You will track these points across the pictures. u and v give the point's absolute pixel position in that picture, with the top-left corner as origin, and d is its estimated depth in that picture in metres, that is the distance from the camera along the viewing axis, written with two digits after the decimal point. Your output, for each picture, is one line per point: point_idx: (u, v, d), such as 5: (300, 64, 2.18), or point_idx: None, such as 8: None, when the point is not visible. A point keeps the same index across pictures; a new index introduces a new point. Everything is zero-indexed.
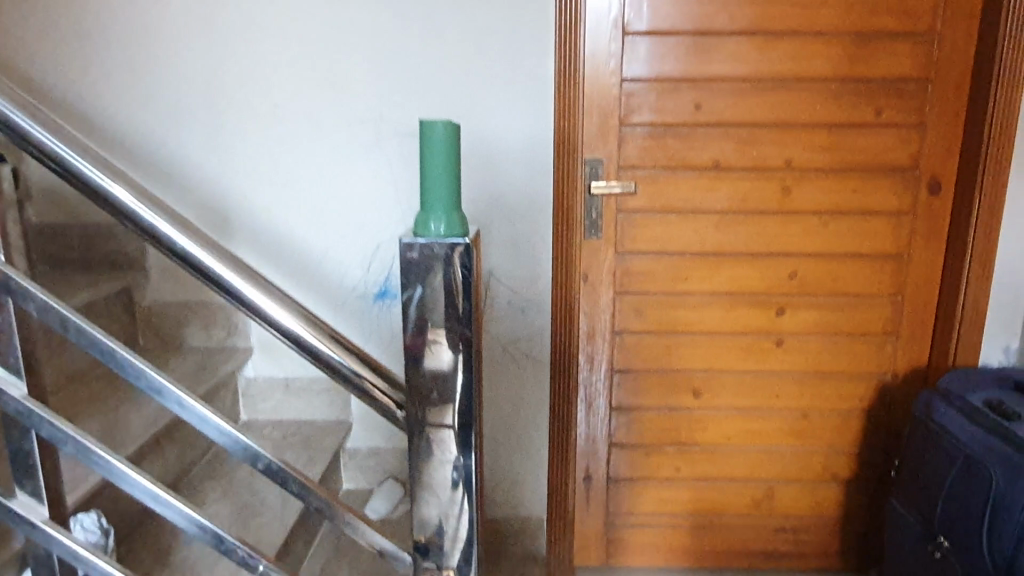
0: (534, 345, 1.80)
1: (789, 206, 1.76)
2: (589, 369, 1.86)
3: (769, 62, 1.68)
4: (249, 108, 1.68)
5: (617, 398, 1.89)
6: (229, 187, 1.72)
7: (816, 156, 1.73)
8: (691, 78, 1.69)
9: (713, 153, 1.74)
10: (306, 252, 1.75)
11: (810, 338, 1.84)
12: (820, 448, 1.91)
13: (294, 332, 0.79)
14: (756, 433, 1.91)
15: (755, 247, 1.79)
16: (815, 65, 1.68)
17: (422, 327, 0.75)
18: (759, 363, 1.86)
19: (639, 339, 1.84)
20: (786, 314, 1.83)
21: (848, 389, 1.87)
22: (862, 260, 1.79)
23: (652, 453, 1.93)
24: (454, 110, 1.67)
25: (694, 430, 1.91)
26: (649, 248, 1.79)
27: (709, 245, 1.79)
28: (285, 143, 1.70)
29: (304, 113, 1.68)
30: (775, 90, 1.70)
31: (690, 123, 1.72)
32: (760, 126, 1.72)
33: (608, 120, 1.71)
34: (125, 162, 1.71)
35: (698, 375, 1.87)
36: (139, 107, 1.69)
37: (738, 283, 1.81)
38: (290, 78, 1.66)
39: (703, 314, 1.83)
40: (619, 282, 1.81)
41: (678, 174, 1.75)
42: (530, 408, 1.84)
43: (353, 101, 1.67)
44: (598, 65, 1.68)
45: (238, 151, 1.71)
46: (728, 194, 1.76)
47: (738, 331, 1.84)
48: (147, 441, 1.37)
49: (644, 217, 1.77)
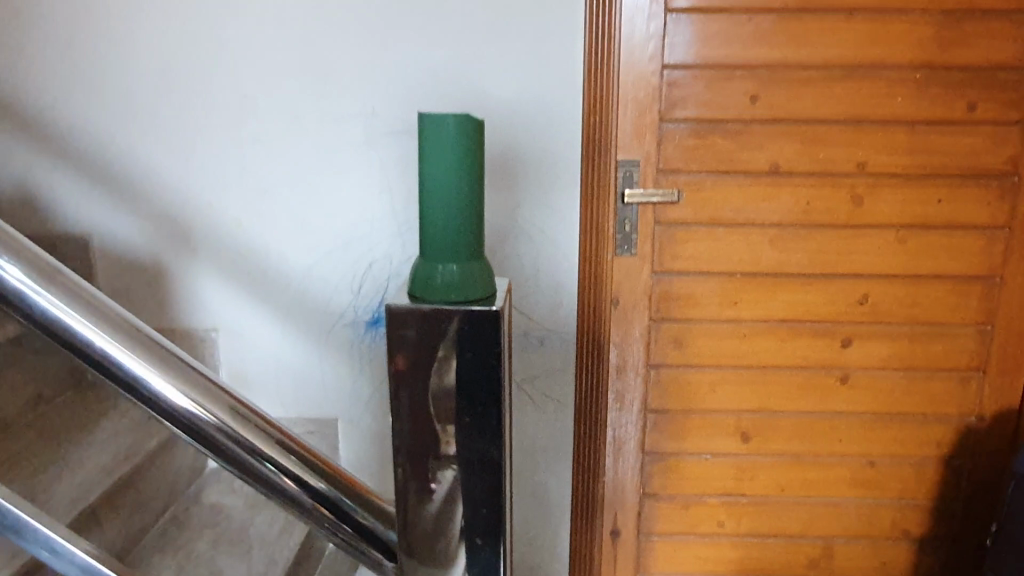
0: (554, 383, 1.50)
1: (860, 218, 1.48)
2: (619, 408, 1.58)
3: (842, 46, 1.39)
4: (216, 98, 1.40)
5: (652, 442, 1.61)
6: (193, 193, 1.44)
7: (895, 160, 1.45)
8: (746, 65, 1.41)
9: (771, 155, 1.45)
10: (285, 271, 1.47)
11: (880, 374, 1.56)
12: (889, 500, 1.63)
13: (185, 414, 0.43)
14: (814, 484, 1.62)
15: (818, 267, 1.50)
16: (897, 50, 1.39)
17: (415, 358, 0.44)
18: (819, 403, 1.58)
19: (678, 373, 1.57)
20: (854, 346, 1.54)
21: (924, 433, 1.59)
22: (946, 282, 1.51)
23: (692, 506, 1.65)
24: (461, 102, 1.38)
25: (741, 480, 1.63)
26: (693, 268, 1.51)
27: (764, 264, 1.50)
28: (258, 141, 1.42)
29: (281, 107, 1.40)
30: (848, 80, 1.41)
31: (744, 120, 1.43)
32: (828, 123, 1.44)
33: (646, 116, 1.43)
34: (70, 164, 1.44)
35: (747, 416, 1.59)
36: (84, 98, 1.41)
37: (798, 309, 1.53)
38: (264, 64, 1.38)
39: (756, 345, 1.55)
40: (656, 307, 1.53)
41: (729, 180, 1.46)
42: (549, 454, 1.54)
43: (340, 91, 1.39)
44: (633, 48, 1.40)
45: (203, 150, 1.42)
46: (788, 203, 1.47)
47: (797, 366, 1.56)
48: (70, 524, 1.08)
49: (687, 231, 1.49)
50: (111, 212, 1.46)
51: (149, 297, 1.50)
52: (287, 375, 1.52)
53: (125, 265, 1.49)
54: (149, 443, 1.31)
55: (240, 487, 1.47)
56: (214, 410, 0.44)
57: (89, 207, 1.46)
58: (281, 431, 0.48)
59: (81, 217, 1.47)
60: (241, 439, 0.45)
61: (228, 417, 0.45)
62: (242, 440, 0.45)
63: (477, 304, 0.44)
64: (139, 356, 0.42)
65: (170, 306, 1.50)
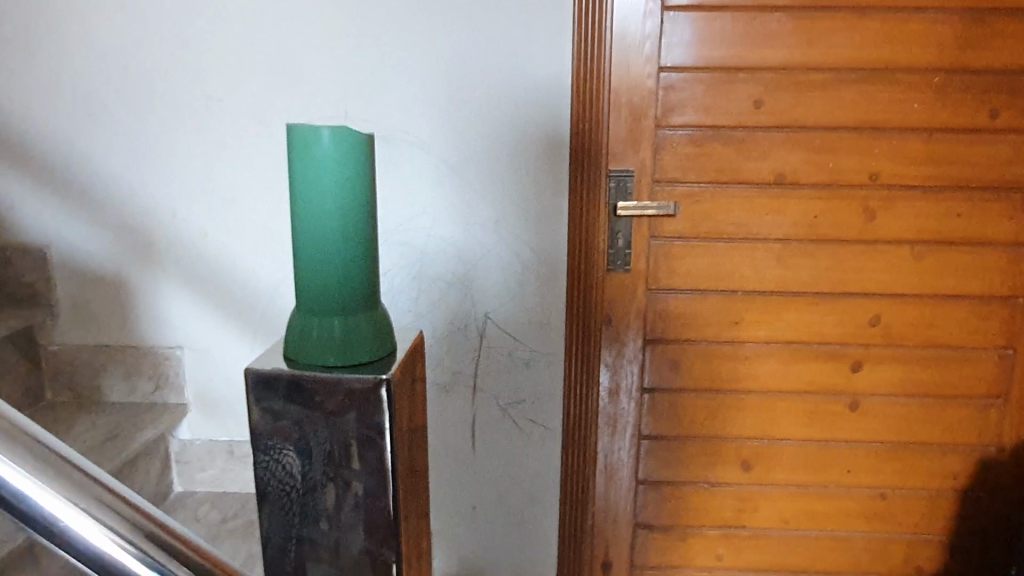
0: (541, 408, 1.40)
1: (872, 234, 1.37)
2: (612, 434, 1.48)
3: (853, 47, 1.28)
4: (176, 99, 1.29)
5: (646, 469, 1.50)
6: (154, 201, 1.34)
7: (910, 171, 1.34)
8: (749, 67, 1.30)
9: (775, 165, 1.34)
10: (254, 286, 1.37)
11: (893, 400, 1.45)
12: (901, 536, 1.52)
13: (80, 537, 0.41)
14: (820, 516, 1.52)
15: (826, 285, 1.39)
16: (913, 52, 1.28)
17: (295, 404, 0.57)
18: (826, 430, 1.47)
19: (675, 397, 1.46)
20: (864, 370, 1.43)
21: (940, 464, 1.47)
22: (964, 303, 1.40)
23: (689, 537, 1.54)
24: (443, 103, 1.27)
25: (741, 511, 1.52)
26: (690, 285, 1.40)
27: (767, 282, 1.40)
28: (223, 146, 1.31)
29: (246, 110, 1.29)
30: (859, 83, 1.30)
31: (747, 126, 1.33)
32: (837, 130, 1.33)
33: (641, 121, 1.32)
34: (23, 170, 1.34)
35: (749, 444, 1.49)
36: (36, 98, 1.31)
37: (803, 330, 1.42)
38: (228, 63, 1.27)
39: (758, 369, 1.44)
40: (651, 326, 1.42)
41: (730, 191, 1.36)
42: (536, 481, 1.44)
43: (310, 93, 1.28)
44: (628, 48, 1.29)
45: (163, 154, 1.32)
46: (794, 217, 1.37)
47: (802, 390, 1.45)
48: None
49: (685, 245, 1.39)
50: (67, 222, 1.36)
51: (108, 312, 1.40)
52: None
53: (83, 278, 1.38)
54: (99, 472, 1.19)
55: (203, 515, 1.37)
56: (124, 531, 0.43)
57: (42, 215, 1.36)
58: (188, 542, 0.47)
59: (34, 225, 1.36)
60: (123, 539, 0.42)
61: (106, 513, 0.42)
62: (128, 539, 0.43)
63: (359, 374, 0.57)
64: (42, 480, 0.40)
65: (132, 322, 1.40)
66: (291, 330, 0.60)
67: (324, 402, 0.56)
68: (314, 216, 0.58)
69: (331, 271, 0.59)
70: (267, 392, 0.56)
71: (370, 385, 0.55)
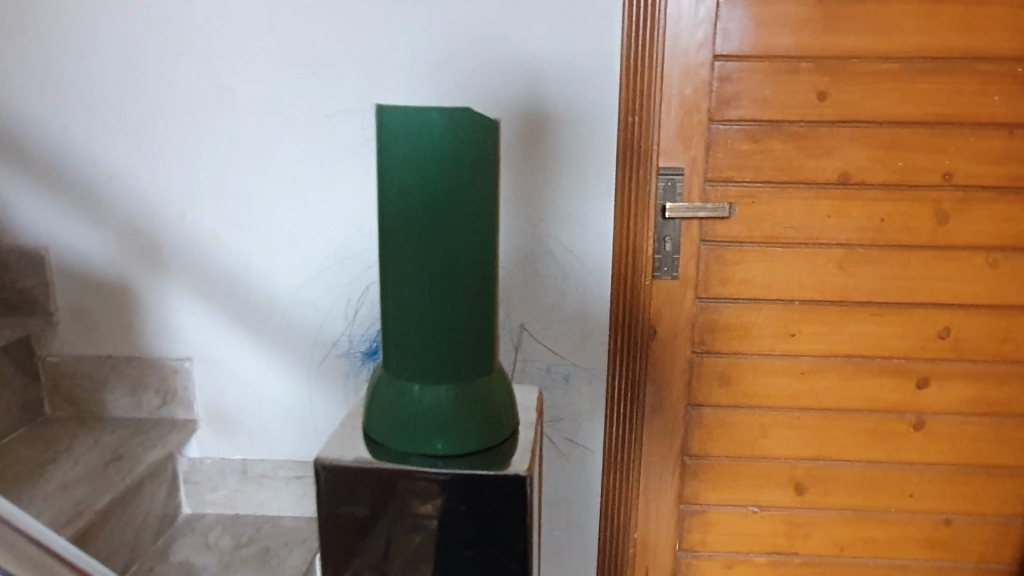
0: (580, 428, 1.27)
1: (945, 238, 1.26)
2: (655, 455, 1.36)
3: (931, 34, 1.16)
4: (185, 89, 1.17)
5: (692, 491, 1.40)
6: (161, 202, 1.22)
7: (988, 170, 1.23)
8: (814, 56, 1.18)
9: (841, 163, 1.23)
10: (268, 294, 1.25)
11: (960, 419, 1.35)
12: (966, 564, 1.44)
13: None
14: (879, 543, 1.42)
15: (892, 295, 1.28)
16: (996, 39, 1.17)
17: (360, 495, 0.49)
18: (889, 451, 1.36)
19: (723, 415, 1.35)
20: (931, 387, 1.33)
21: (1009, 488, 1.38)
22: None
23: (736, 565, 1.44)
24: (478, 93, 1.13)
25: (794, 538, 1.42)
26: (743, 294, 1.29)
27: (829, 290, 1.28)
28: (236, 142, 1.19)
29: (260, 100, 1.17)
30: (936, 74, 1.18)
31: (810, 121, 1.21)
32: (910, 126, 1.21)
33: (693, 115, 1.20)
34: (20, 168, 1.22)
35: (804, 465, 1.38)
36: (33, 89, 1.20)
37: (867, 342, 1.31)
38: (241, 49, 1.15)
39: (815, 384, 1.33)
40: (700, 339, 1.31)
41: (790, 191, 1.24)
42: (573, 506, 1.32)
43: (331, 84, 1.15)
44: (679, 35, 1.17)
45: (170, 150, 1.20)
46: (859, 220, 1.25)
47: (863, 408, 1.34)
48: None
49: (739, 251, 1.27)
50: (69, 224, 1.24)
51: (109, 321, 1.29)
52: (270, 413, 1.31)
53: (86, 283, 1.27)
54: (101, 499, 1.07)
55: (214, 541, 1.25)
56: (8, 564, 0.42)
57: (41, 215, 1.25)
58: None
59: (31, 227, 1.25)
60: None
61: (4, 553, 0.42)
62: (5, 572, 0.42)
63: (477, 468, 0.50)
64: None
65: (137, 330, 1.29)
66: (387, 401, 0.56)
67: (414, 495, 0.49)
68: (408, 224, 0.51)
69: (427, 304, 0.53)
70: (338, 489, 0.50)
71: (498, 481, 0.49)
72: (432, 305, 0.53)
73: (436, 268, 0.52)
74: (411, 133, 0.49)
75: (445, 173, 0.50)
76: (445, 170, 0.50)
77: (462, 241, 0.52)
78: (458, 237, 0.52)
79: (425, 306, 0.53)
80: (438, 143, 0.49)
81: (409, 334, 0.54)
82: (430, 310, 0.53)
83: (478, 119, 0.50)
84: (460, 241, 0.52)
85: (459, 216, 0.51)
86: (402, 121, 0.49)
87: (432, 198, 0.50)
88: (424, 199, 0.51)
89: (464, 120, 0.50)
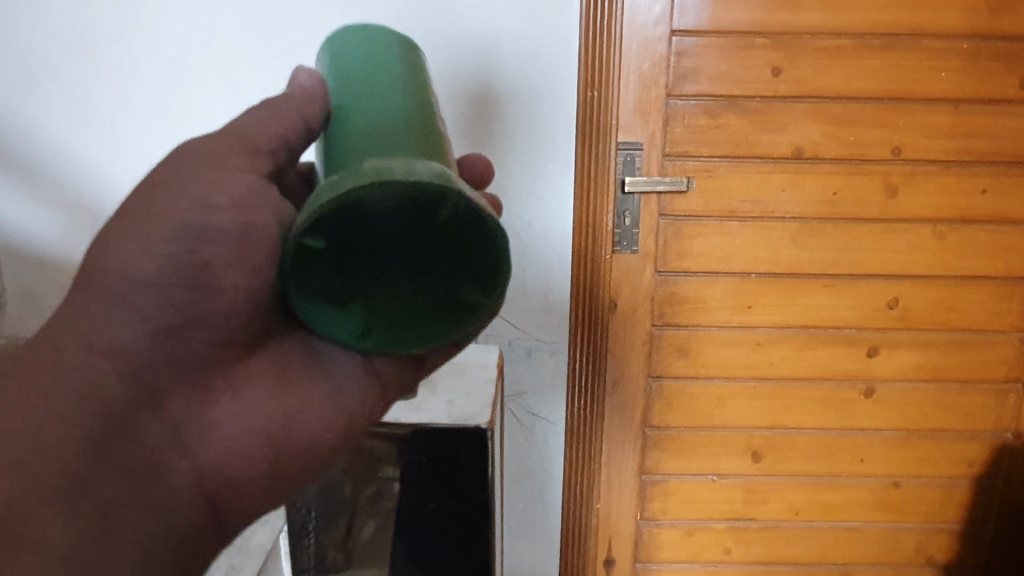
0: (543, 401, 1.30)
1: (894, 211, 1.30)
2: (616, 428, 1.39)
3: (881, 11, 1.18)
4: (133, 60, 1.10)
5: (654, 461, 1.44)
6: (113, 179, 1.16)
7: (936, 145, 1.27)
8: (769, 32, 1.19)
9: (794, 138, 1.25)
10: None
11: (908, 386, 1.40)
12: (913, 525, 1.51)
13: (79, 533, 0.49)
14: (830, 507, 1.49)
15: (844, 267, 1.32)
16: (942, 17, 1.20)
17: None
18: (841, 418, 1.42)
19: (683, 387, 1.38)
20: (880, 355, 1.38)
21: (954, 451, 1.45)
22: (983, 284, 1.35)
23: (695, 531, 1.50)
24: (437, 66, 1.09)
25: (751, 504, 1.48)
26: (701, 268, 1.31)
27: (783, 263, 1.32)
28: (191, 117, 1.13)
29: (213, 76, 1.10)
30: (886, 50, 1.21)
31: (765, 96, 1.23)
32: (860, 101, 1.24)
33: (651, 91, 1.21)
34: None
35: (761, 433, 1.43)
36: None
37: (820, 313, 1.35)
38: (189, 20, 1.08)
39: (772, 355, 1.37)
40: (659, 311, 1.33)
41: (745, 166, 1.26)
42: (536, 478, 1.36)
43: (287, 58, 1.09)
44: (636, 10, 1.17)
45: (120, 123, 1.13)
46: (812, 194, 1.28)
47: (817, 377, 1.39)
48: None
49: (697, 224, 1.29)
50: (17, 203, 1.17)
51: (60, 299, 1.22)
52: None
53: (32, 262, 1.20)
54: None
55: None
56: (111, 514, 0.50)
57: None
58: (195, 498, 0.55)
59: None
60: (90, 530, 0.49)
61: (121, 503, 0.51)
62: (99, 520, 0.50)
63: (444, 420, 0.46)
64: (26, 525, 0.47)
65: None
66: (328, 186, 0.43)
67: None
68: (350, 113, 0.52)
69: (379, 131, 0.48)
70: None
71: None
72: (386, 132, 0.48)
73: (379, 119, 0.49)
74: (330, 51, 0.61)
75: (363, 68, 0.55)
76: (361, 66, 0.56)
77: (392, 103, 0.51)
78: (386, 99, 0.51)
79: (377, 130, 0.48)
80: (350, 58, 0.58)
81: (362, 149, 0.46)
82: (379, 132, 0.48)
83: (380, 41, 0.59)
84: (389, 101, 0.51)
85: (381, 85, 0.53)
86: (333, 61, 0.59)
87: (358, 82, 0.54)
88: (352, 86, 0.54)
89: (365, 40, 0.59)
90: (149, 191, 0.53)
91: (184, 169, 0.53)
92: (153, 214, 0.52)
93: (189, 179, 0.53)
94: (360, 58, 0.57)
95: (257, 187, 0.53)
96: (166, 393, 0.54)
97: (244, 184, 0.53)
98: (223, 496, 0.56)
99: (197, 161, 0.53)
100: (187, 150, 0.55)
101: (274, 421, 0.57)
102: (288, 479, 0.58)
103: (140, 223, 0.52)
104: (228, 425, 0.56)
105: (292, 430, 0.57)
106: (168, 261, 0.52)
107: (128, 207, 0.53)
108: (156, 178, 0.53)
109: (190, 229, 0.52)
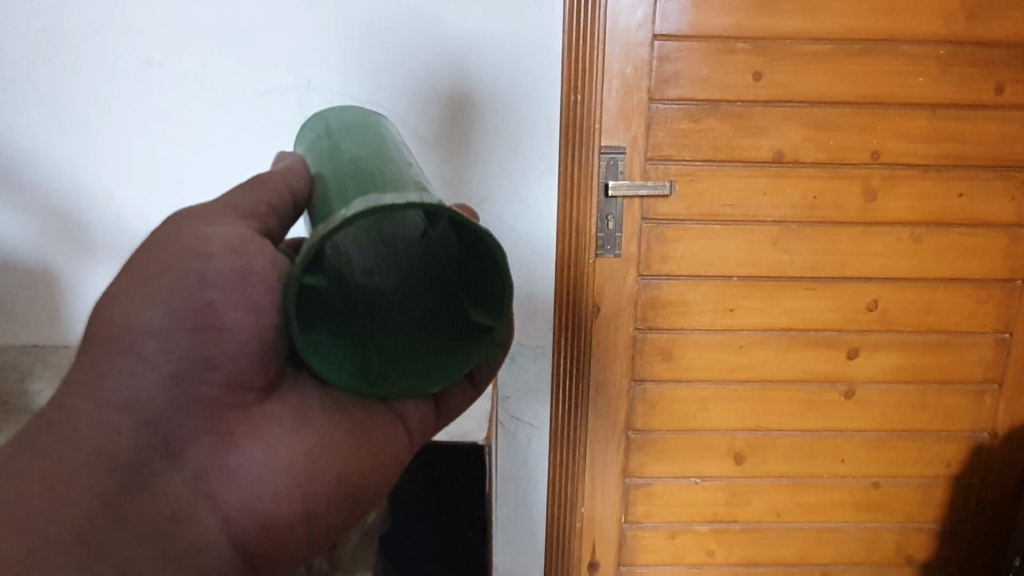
0: (526, 406, 1.31)
1: (873, 215, 1.31)
2: (600, 431, 1.39)
3: (860, 17, 1.19)
4: (106, 60, 1.07)
5: (637, 464, 1.44)
6: (86, 182, 1.13)
7: (913, 149, 1.28)
8: (750, 37, 1.20)
9: (775, 143, 1.26)
10: None
11: (887, 387, 1.42)
12: (893, 525, 1.53)
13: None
14: (811, 507, 1.50)
15: (824, 270, 1.33)
16: (919, 23, 1.21)
17: None
18: (822, 419, 1.43)
19: (666, 390, 1.39)
20: (860, 357, 1.39)
21: (932, 452, 1.47)
22: (959, 287, 1.37)
23: (678, 534, 1.51)
24: (417, 68, 1.07)
25: (733, 505, 1.49)
26: (684, 271, 1.32)
27: (765, 266, 1.32)
28: (167, 119, 1.11)
29: (189, 78, 1.08)
30: (865, 56, 1.22)
31: (746, 101, 1.23)
32: (839, 106, 1.25)
33: (633, 95, 1.21)
34: None
35: (743, 435, 1.43)
36: None
37: (801, 315, 1.36)
38: (163, 21, 1.06)
39: (754, 357, 1.38)
40: (642, 315, 1.34)
41: (727, 170, 1.27)
42: (521, 483, 1.37)
43: (263, 60, 1.07)
44: (619, 14, 1.16)
45: (95, 126, 1.10)
46: (793, 197, 1.29)
47: (798, 379, 1.40)
48: None
49: (679, 228, 1.29)
50: None
51: (31, 305, 1.19)
52: None
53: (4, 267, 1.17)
54: None
55: None
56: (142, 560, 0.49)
57: None
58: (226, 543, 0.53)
59: None
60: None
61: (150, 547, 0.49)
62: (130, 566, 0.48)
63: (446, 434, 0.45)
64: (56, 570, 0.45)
65: (64, 316, 1.20)
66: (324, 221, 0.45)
67: None
68: (333, 166, 0.56)
69: (360, 172, 0.51)
70: None
71: None
72: (368, 171, 0.51)
73: (360, 163, 0.53)
74: (314, 133, 0.67)
75: (342, 135, 0.61)
76: (341, 134, 0.62)
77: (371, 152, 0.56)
78: (364, 150, 0.56)
79: (359, 171, 0.52)
80: (331, 130, 0.64)
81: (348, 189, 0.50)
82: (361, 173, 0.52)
83: (355, 117, 0.66)
84: (367, 151, 0.56)
85: (359, 142, 0.58)
86: (316, 136, 0.65)
87: (338, 143, 0.60)
88: (334, 147, 0.59)
89: (344, 118, 0.66)
90: (152, 252, 0.53)
91: (185, 226, 0.54)
92: (162, 267, 0.52)
93: (191, 233, 0.53)
94: (340, 129, 0.63)
95: (251, 237, 0.54)
96: (184, 442, 0.53)
97: (237, 233, 0.54)
98: (256, 541, 0.54)
99: (198, 220, 0.54)
100: (186, 213, 0.56)
101: (298, 466, 0.55)
102: (318, 520, 0.56)
103: (145, 279, 0.52)
104: (252, 470, 0.54)
105: (317, 469, 0.56)
106: (174, 311, 0.52)
107: (134, 270, 0.53)
108: (161, 237, 0.54)
109: (197, 277, 0.52)
